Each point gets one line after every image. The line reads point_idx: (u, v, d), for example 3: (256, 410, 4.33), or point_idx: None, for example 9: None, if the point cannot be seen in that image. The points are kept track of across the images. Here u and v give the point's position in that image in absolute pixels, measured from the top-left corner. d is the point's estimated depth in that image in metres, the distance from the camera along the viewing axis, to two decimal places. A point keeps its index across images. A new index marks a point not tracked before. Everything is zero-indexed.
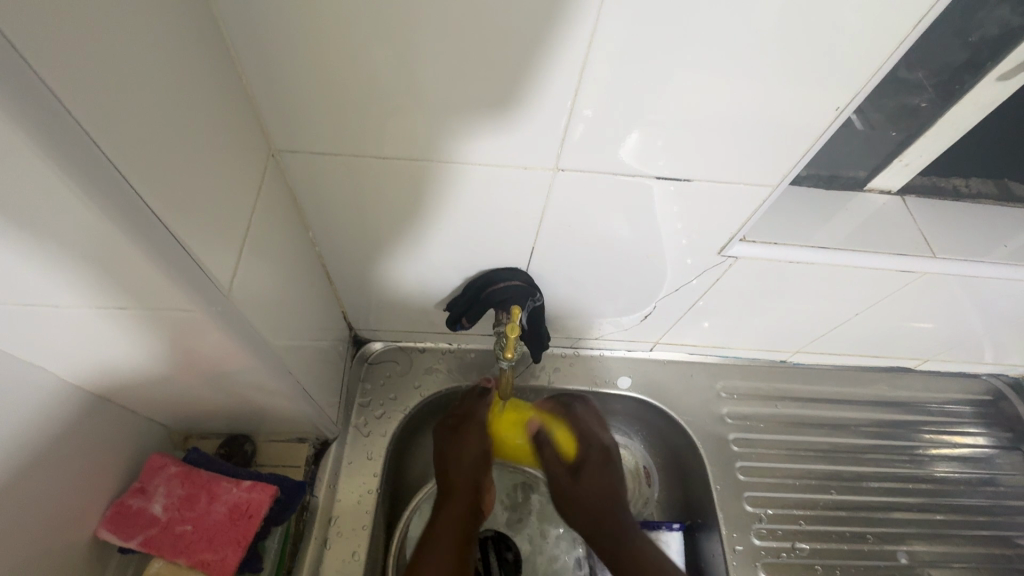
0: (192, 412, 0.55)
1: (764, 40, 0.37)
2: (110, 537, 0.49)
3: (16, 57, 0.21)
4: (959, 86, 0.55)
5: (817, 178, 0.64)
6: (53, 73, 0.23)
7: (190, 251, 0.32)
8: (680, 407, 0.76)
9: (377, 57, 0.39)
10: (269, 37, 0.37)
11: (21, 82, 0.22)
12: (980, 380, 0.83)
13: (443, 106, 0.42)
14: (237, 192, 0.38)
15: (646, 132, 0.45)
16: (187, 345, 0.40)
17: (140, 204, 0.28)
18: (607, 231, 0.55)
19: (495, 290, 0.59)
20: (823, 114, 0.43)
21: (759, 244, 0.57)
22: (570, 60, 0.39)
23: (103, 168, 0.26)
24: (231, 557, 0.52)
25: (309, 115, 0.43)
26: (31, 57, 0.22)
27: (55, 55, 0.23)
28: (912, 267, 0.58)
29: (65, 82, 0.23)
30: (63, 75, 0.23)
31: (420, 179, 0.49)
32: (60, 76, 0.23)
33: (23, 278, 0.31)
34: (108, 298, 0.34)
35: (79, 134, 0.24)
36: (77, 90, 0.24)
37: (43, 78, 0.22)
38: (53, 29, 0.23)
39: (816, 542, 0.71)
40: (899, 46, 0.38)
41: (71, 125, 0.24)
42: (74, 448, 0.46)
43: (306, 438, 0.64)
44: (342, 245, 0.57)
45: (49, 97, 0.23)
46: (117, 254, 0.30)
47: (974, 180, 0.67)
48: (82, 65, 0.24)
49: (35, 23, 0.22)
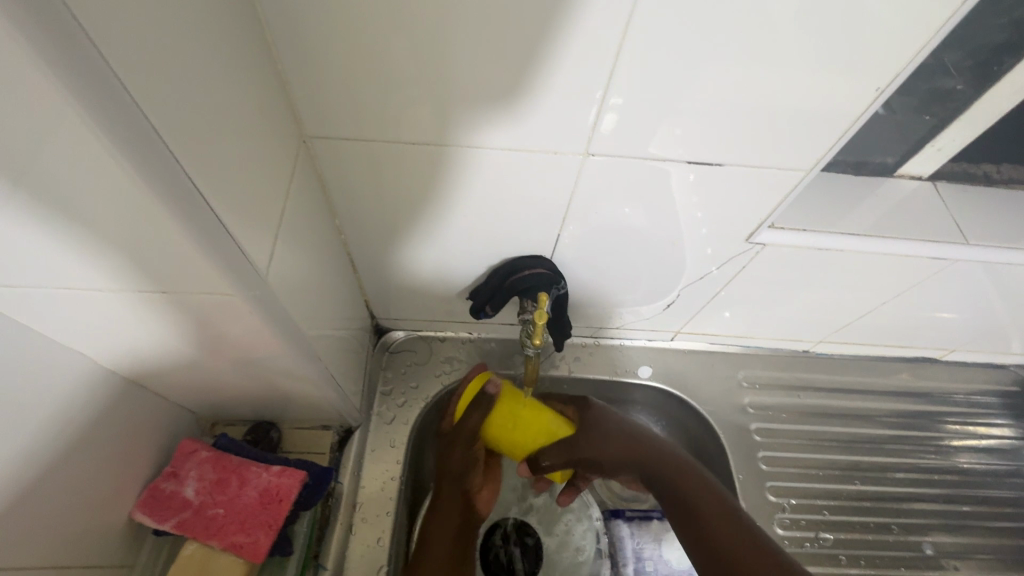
0: (221, 398, 0.56)
1: (803, 21, 0.36)
2: (145, 519, 0.51)
3: (70, 19, 0.21)
4: (997, 67, 0.54)
5: (845, 163, 0.62)
6: (106, 42, 0.22)
7: (233, 239, 0.33)
8: (701, 396, 0.76)
9: (411, 44, 0.38)
10: (303, 24, 0.37)
11: (72, 47, 0.21)
12: (1006, 370, 0.82)
13: (474, 91, 0.42)
14: (272, 178, 0.39)
15: (677, 118, 0.44)
16: (220, 329, 0.41)
17: (186, 181, 0.28)
18: (631, 220, 0.55)
19: (520, 277, 0.59)
20: (861, 98, 0.42)
21: (787, 231, 0.56)
22: (602, 45, 0.38)
23: (150, 142, 0.26)
24: (262, 540, 0.53)
25: (341, 103, 0.43)
26: (85, 23, 0.21)
27: (107, 23, 0.22)
28: (944, 254, 0.57)
29: (126, 70, 0.24)
30: (114, 43, 0.23)
31: (447, 166, 0.48)
32: (112, 46, 0.23)
33: (68, 259, 0.31)
34: (148, 280, 0.34)
35: (138, 121, 0.25)
36: (128, 61, 0.24)
37: (96, 44, 0.22)
38: (116, 16, 0.23)
39: (839, 532, 0.71)
40: (943, 28, 0.37)
41: (132, 110, 0.24)
42: (109, 430, 0.47)
43: (330, 425, 0.65)
44: (367, 232, 0.57)
45: (101, 64, 0.22)
46: (164, 237, 0.30)
47: (1007, 166, 0.65)
48: (141, 53, 0.24)
49: (99, 10, 0.22)
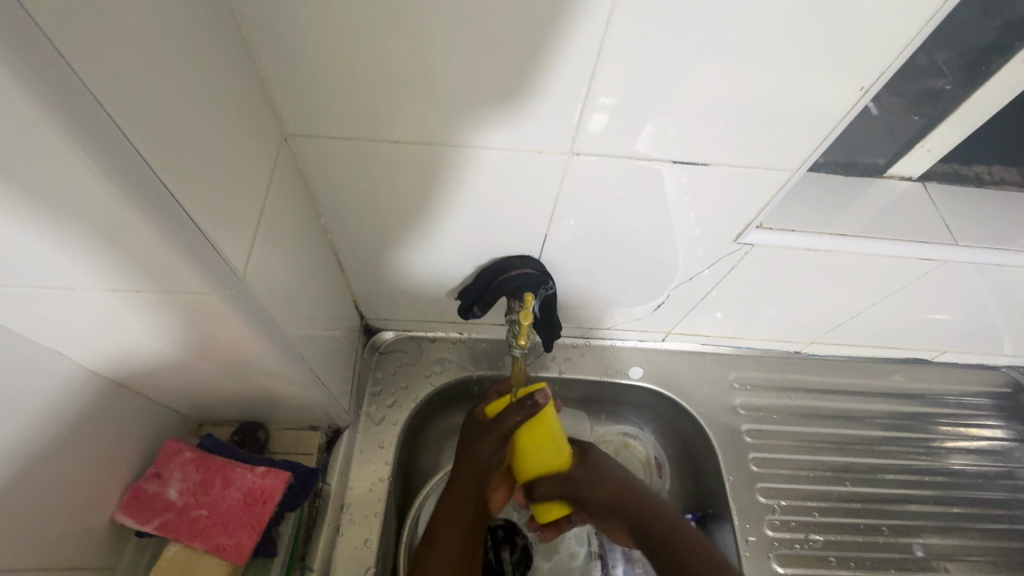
0: (206, 399, 0.55)
1: (786, 21, 0.36)
2: (128, 521, 0.50)
3: (28, 21, 0.21)
4: (984, 68, 0.54)
5: (835, 164, 0.62)
6: (68, 44, 0.22)
7: (209, 240, 0.32)
8: (692, 397, 0.76)
9: (391, 44, 0.38)
10: (282, 22, 0.37)
11: (31, 48, 0.21)
12: (999, 372, 0.82)
13: (456, 90, 0.41)
14: (251, 178, 0.38)
15: (663, 118, 0.44)
16: (201, 331, 0.40)
17: (158, 184, 0.28)
18: (620, 220, 0.55)
19: (508, 277, 0.58)
20: (846, 98, 0.42)
21: (775, 231, 0.56)
22: (585, 45, 0.38)
23: (119, 145, 0.25)
24: (246, 542, 0.52)
25: (323, 102, 0.43)
26: (45, 25, 0.21)
27: (70, 25, 0.22)
28: (933, 255, 0.57)
29: (90, 70, 0.23)
30: (78, 45, 0.23)
31: (432, 165, 0.48)
32: (76, 48, 0.23)
33: (42, 260, 0.31)
34: (125, 281, 0.34)
35: (104, 122, 0.25)
36: (92, 63, 0.24)
37: (57, 45, 0.22)
38: (78, 16, 0.23)
39: (829, 534, 0.71)
40: (925, 27, 0.37)
41: (97, 111, 0.24)
42: (92, 432, 0.47)
43: (318, 426, 0.64)
44: (354, 232, 0.57)
45: (63, 66, 0.22)
46: (137, 239, 0.30)
47: (997, 167, 0.65)
48: (107, 54, 0.24)
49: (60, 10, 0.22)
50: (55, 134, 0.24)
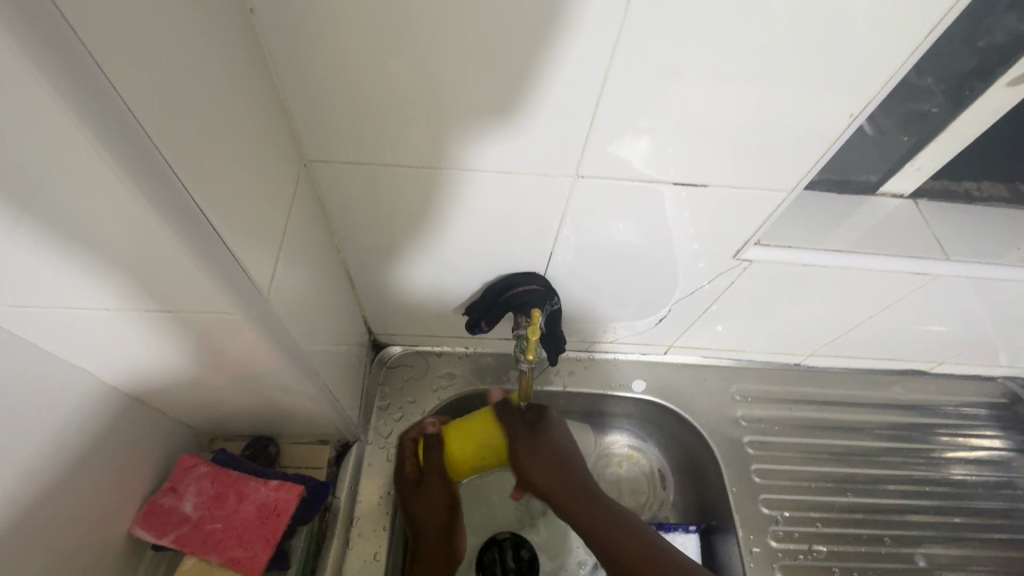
0: (220, 414, 0.56)
1: (780, 47, 0.38)
2: (144, 534, 0.51)
3: (76, 43, 0.22)
4: (968, 92, 0.56)
5: (829, 182, 0.64)
6: (111, 65, 0.24)
7: (236, 259, 0.34)
8: (694, 410, 0.77)
9: (404, 71, 0.40)
10: (304, 53, 0.39)
11: (76, 67, 0.22)
12: (995, 383, 0.83)
13: (467, 114, 0.43)
14: (273, 199, 0.40)
15: (662, 138, 0.46)
16: (219, 347, 0.42)
17: (189, 202, 0.29)
18: (622, 237, 0.56)
19: (513, 293, 0.60)
20: (836, 121, 0.44)
21: (771, 248, 0.58)
22: (590, 73, 0.40)
23: (162, 174, 0.27)
24: (260, 555, 0.53)
25: (340, 127, 0.45)
26: (91, 47, 0.23)
27: (112, 48, 0.24)
28: (925, 269, 0.59)
29: (139, 104, 0.25)
30: (118, 66, 0.24)
31: (441, 185, 0.50)
32: (118, 69, 0.24)
33: (76, 280, 0.32)
34: (150, 299, 0.36)
35: (150, 152, 0.26)
36: (132, 85, 0.25)
37: (100, 65, 0.23)
38: (129, 56, 0.25)
39: (832, 544, 0.71)
40: (911, 53, 0.39)
41: (145, 142, 0.26)
42: (110, 446, 0.48)
43: (328, 440, 0.65)
44: (365, 250, 0.58)
45: (105, 85, 0.23)
46: (169, 258, 0.32)
47: (986, 184, 0.67)
48: (155, 92, 0.26)
49: (114, 51, 0.24)
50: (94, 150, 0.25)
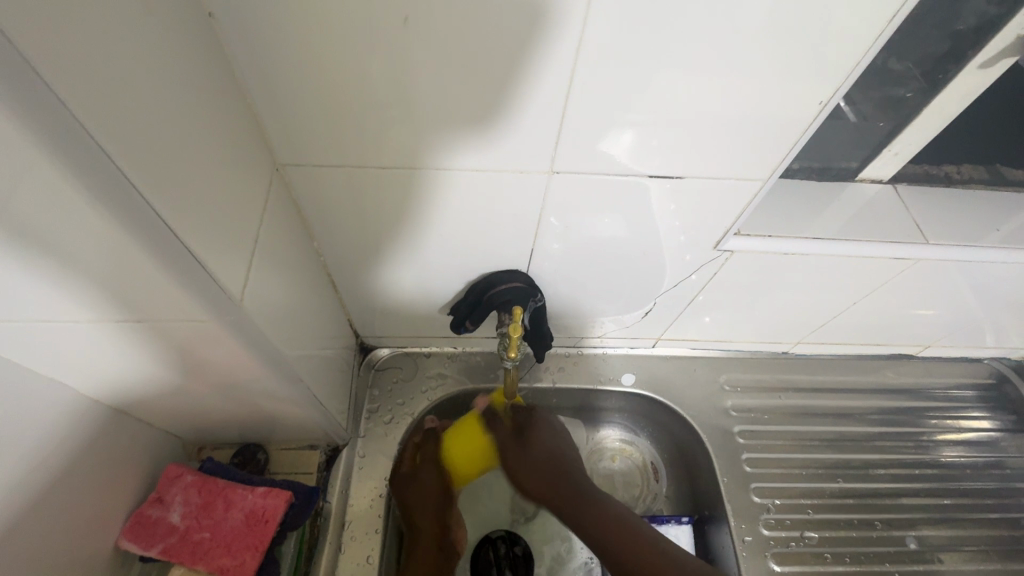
0: (205, 423, 0.56)
1: (748, 35, 0.38)
2: (132, 546, 0.51)
3: (24, 63, 0.22)
4: (942, 75, 0.56)
5: (809, 170, 0.65)
6: (57, 74, 0.23)
7: (207, 269, 0.34)
8: (684, 401, 0.77)
9: (374, 72, 0.40)
10: (271, 57, 0.39)
11: (16, 77, 0.22)
12: (982, 364, 0.83)
13: (438, 113, 0.43)
14: (245, 206, 0.40)
15: (642, 132, 0.46)
16: (198, 356, 0.42)
17: (155, 217, 0.29)
18: (605, 231, 0.56)
19: (496, 292, 0.60)
20: (807, 108, 0.44)
21: (753, 237, 0.58)
22: (560, 66, 0.40)
23: (123, 190, 0.27)
24: (248, 562, 0.53)
25: (313, 131, 0.44)
26: (37, 63, 0.22)
27: (57, 55, 0.23)
28: (905, 254, 0.59)
29: (94, 121, 0.25)
30: (66, 76, 0.23)
31: (418, 185, 0.50)
32: (64, 77, 0.23)
33: (43, 295, 0.32)
34: (125, 311, 0.35)
35: (110, 168, 0.26)
36: (82, 96, 0.24)
37: (44, 76, 0.22)
38: (82, 73, 0.24)
39: (824, 531, 0.72)
40: (877, 38, 0.39)
41: (103, 159, 0.26)
42: (92, 460, 0.47)
43: (317, 445, 0.65)
44: (346, 253, 0.58)
45: (50, 96, 0.23)
46: (137, 272, 0.31)
47: (966, 167, 0.67)
48: (113, 107, 0.26)
49: (66, 69, 0.23)
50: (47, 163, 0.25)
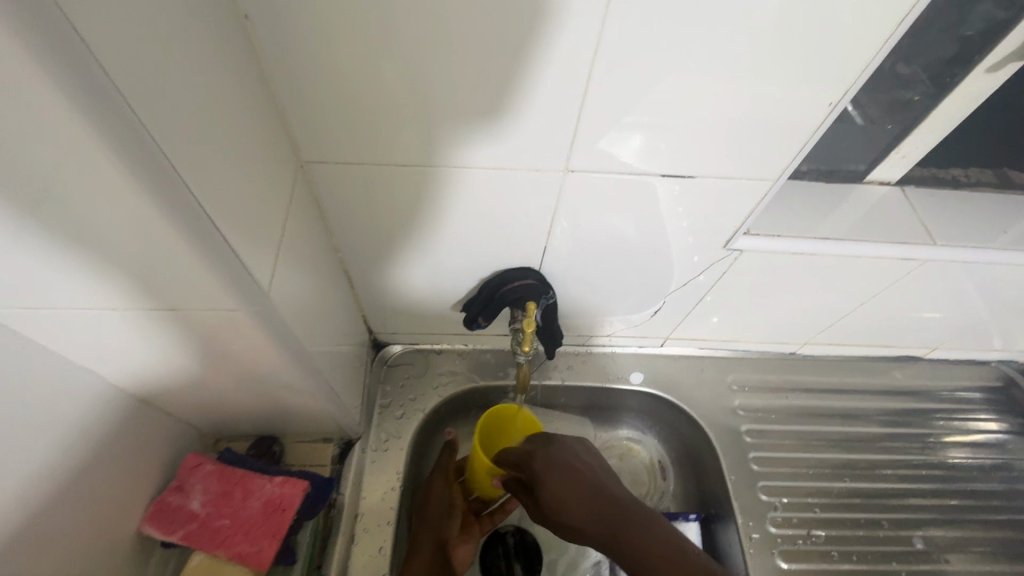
0: (224, 414, 0.58)
1: (758, 38, 0.40)
2: (154, 532, 0.53)
3: (86, 52, 0.23)
4: (950, 79, 0.57)
5: (817, 172, 0.65)
6: (114, 65, 0.24)
7: (238, 257, 0.35)
8: (691, 400, 0.78)
9: (398, 72, 0.41)
10: (300, 57, 0.40)
11: (80, 67, 0.23)
12: (989, 367, 0.84)
13: (458, 112, 0.45)
14: (272, 200, 0.41)
15: (654, 134, 0.47)
16: (222, 346, 0.43)
17: (193, 203, 0.31)
18: (617, 231, 0.57)
19: (510, 288, 0.61)
20: (817, 110, 0.45)
21: (762, 237, 0.59)
22: (573, 69, 0.41)
23: (167, 177, 0.29)
24: (266, 549, 0.54)
25: (336, 129, 0.46)
26: (97, 53, 0.24)
27: (114, 43, 0.24)
28: (913, 254, 0.60)
29: (145, 111, 0.26)
30: (119, 61, 0.25)
31: (435, 183, 0.51)
32: (120, 69, 0.25)
33: (81, 282, 0.34)
34: (156, 299, 0.37)
35: (157, 155, 0.28)
36: (132, 81, 0.26)
37: (103, 66, 0.24)
38: (135, 67, 0.26)
39: (831, 529, 0.72)
40: (886, 41, 0.40)
41: (151, 147, 0.27)
42: (117, 447, 0.49)
43: (331, 438, 0.67)
44: (363, 250, 0.59)
45: (109, 86, 0.24)
46: (173, 259, 0.33)
47: (973, 170, 0.68)
48: (159, 99, 0.28)
49: (121, 61, 0.25)
50: (99, 149, 0.26)
